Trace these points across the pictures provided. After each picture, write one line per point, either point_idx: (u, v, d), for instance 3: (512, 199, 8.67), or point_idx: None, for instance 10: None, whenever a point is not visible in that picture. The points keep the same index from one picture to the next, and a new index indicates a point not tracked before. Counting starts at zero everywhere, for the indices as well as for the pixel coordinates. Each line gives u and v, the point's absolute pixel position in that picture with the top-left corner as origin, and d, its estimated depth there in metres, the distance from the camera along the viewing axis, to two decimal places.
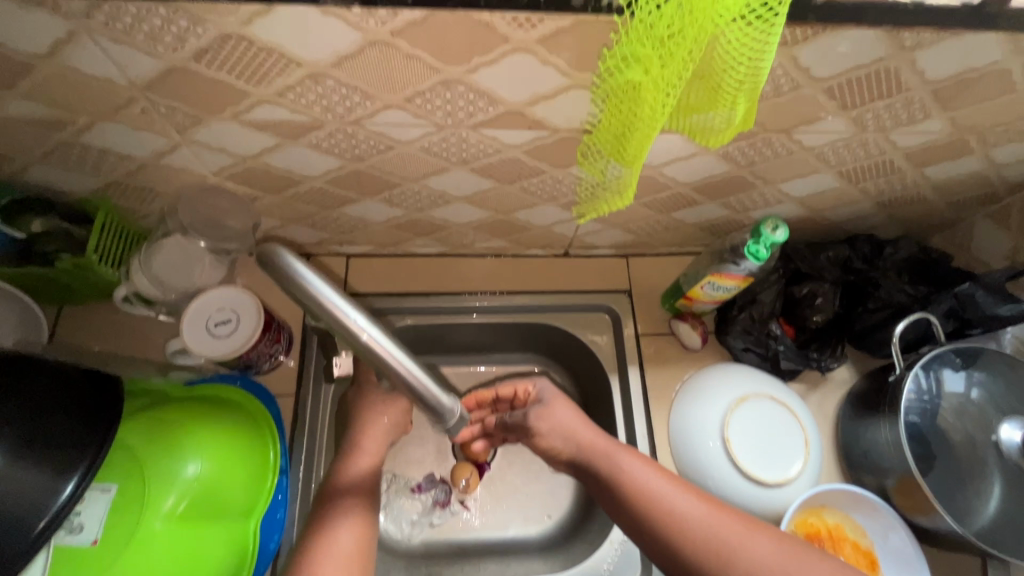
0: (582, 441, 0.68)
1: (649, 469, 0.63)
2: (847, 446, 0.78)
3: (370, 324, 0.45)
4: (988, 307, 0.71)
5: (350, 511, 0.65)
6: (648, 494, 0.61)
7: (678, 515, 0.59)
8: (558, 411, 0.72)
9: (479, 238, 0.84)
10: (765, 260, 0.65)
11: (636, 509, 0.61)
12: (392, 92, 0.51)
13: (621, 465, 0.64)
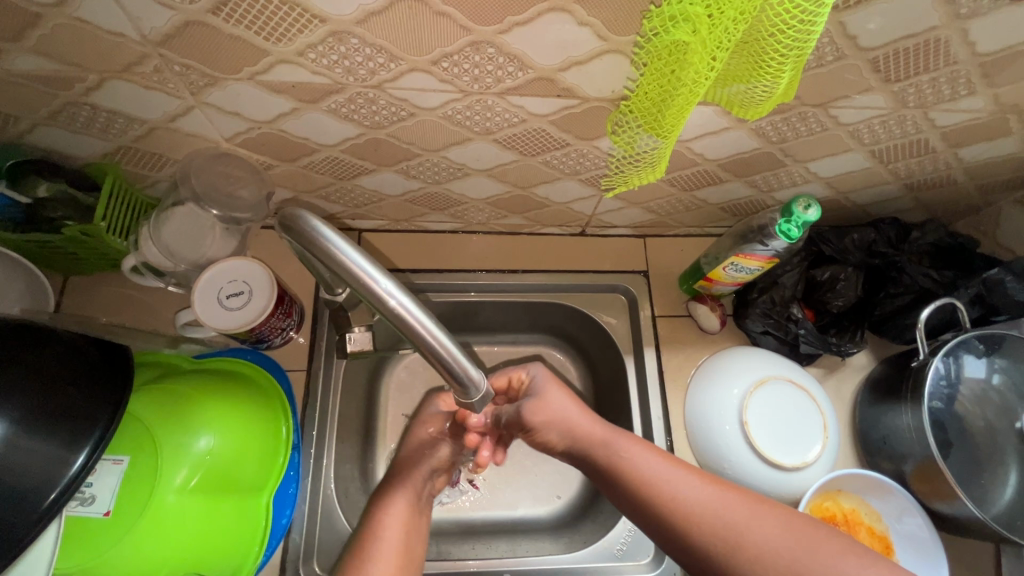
0: (582, 431, 0.66)
1: (652, 456, 0.61)
2: (864, 431, 0.77)
3: (398, 290, 0.44)
4: (1016, 294, 0.70)
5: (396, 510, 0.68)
6: (653, 480, 0.59)
7: (683, 501, 0.57)
8: (555, 400, 0.69)
9: (496, 215, 0.82)
10: (798, 240, 0.63)
11: (641, 496, 0.59)
12: (418, 54, 0.49)
13: (623, 453, 0.63)
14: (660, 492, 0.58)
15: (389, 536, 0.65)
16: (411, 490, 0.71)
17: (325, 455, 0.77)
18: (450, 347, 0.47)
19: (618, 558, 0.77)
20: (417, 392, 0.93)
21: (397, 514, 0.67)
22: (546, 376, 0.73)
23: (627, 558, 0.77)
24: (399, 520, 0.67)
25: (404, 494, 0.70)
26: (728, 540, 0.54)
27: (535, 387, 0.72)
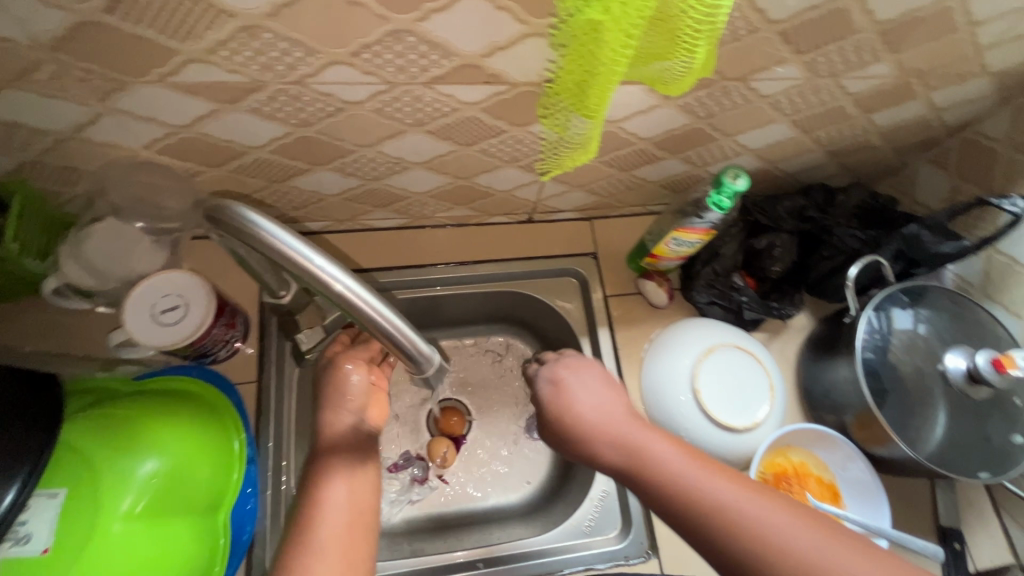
0: (602, 422, 0.60)
1: (702, 467, 0.53)
2: (807, 388, 0.81)
3: (343, 275, 0.43)
4: (931, 246, 0.74)
5: (338, 481, 0.59)
6: (675, 471, 0.53)
7: (701, 496, 0.51)
8: (574, 398, 0.63)
9: (441, 207, 0.82)
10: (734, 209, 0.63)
11: (660, 489, 0.53)
12: (337, 46, 0.48)
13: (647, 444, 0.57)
14: (678, 483, 0.52)
15: (323, 532, 0.55)
16: (351, 473, 0.60)
17: (290, 466, 0.75)
18: (407, 331, 0.48)
19: (587, 534, 0.76)
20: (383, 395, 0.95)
21: (334, 509, 0.57)
22: (567, 379, 0.65)
23: (594, 534, 0.76)
24: (338, 518, 0.56)
25: (339, 485, 0.58)
26: (750, 540, 0.47)
27: (547, 391, 0.65)
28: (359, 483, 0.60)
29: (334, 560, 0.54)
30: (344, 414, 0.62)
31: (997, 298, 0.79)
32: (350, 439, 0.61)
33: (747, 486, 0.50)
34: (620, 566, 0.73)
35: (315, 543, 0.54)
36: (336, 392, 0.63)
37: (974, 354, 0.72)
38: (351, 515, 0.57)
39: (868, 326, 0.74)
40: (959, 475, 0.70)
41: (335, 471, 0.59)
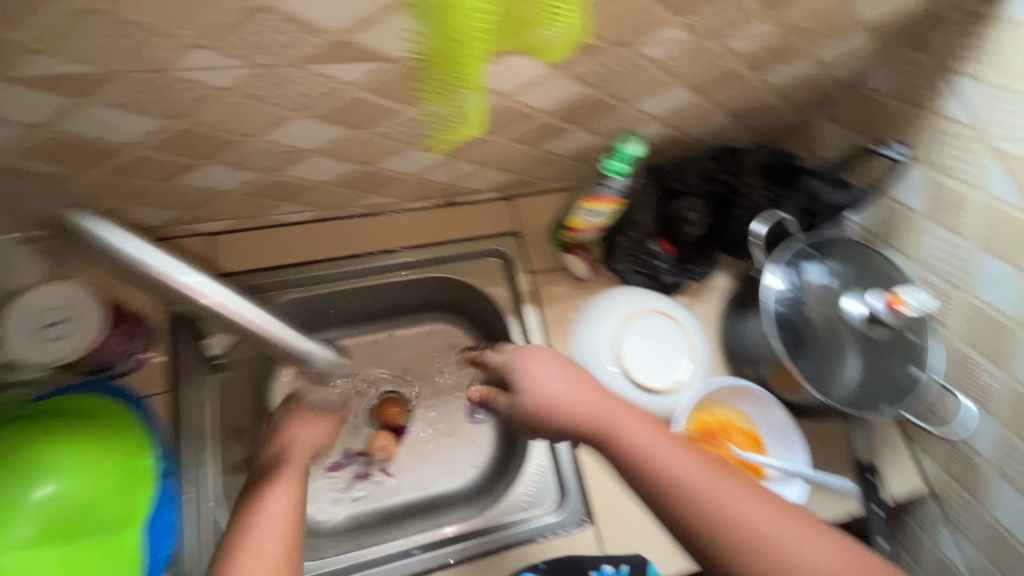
0: (582, 405, 0.60)
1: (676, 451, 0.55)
2: (728, 344, 0.84)
3: (209, 284, 0.41)
4: (827, 195, 0.79)
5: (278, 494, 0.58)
6: (656, 456, 0.55)
7: (677, 481, 0.53)
8: (544, 385, 0.62)
9: (352, 196, 0.79)
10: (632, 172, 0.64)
11: (642, 474, 0.55)
12: (191, 28, 0.45)
13: (629, 429, 0.58)
14: (659, 468, 0.54)
15: (264, 532, 0.54)
16: (298, 485, 0.60)
17: (209, 480, 0.71)
18: (285, 336, 0.47)
19: (525, 508, 0.76)
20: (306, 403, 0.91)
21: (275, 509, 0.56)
22: (537, 367, 0.63)
23: (531, 506, 0.77)
24: (276, 521, 0.55)
25: (280, 489, 0.59)
26: (724, 524, 0.50)
27: (523, 375, 0.63)
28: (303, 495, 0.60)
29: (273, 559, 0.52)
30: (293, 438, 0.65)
31: (897, 246, 0.82)
32: (298, 459, 0.63)
33: (715, 471, 0.54)
34: (558, 536, 0.74)
35: (255, 542, 0.53)
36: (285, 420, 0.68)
37: (868, 295, 0.74)
38: (291, 514, 0.57)
39: (774, 280, 0.76)
40: (867, 412, 0.74)
41: (277, 487, 0.59)
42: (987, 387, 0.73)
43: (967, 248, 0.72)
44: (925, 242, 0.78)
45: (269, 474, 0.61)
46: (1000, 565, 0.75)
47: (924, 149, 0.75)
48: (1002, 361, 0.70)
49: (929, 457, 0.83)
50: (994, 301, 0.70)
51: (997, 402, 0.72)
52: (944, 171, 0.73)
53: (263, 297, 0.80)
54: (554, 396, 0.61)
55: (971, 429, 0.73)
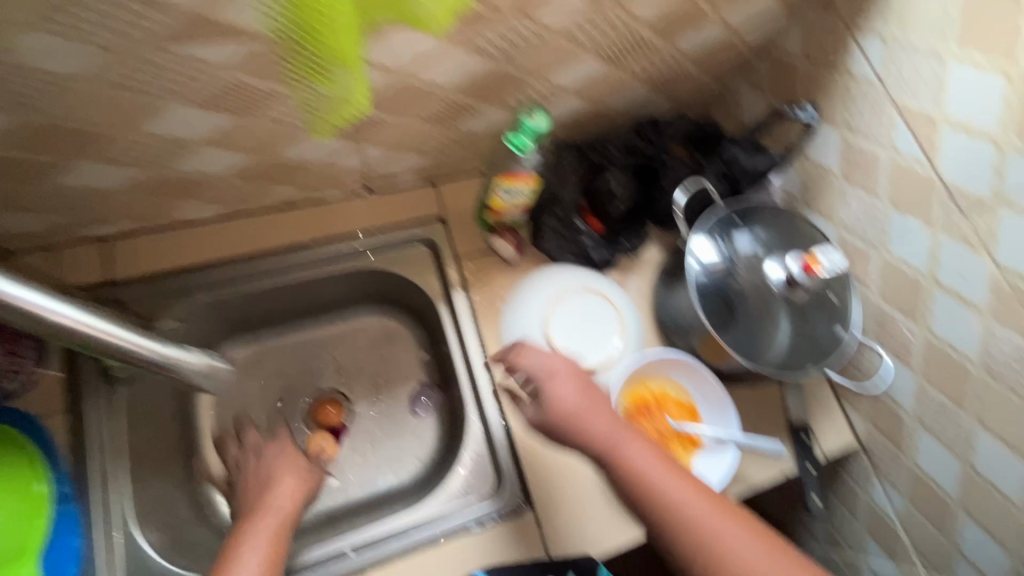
0: (593, 425, 0.62)
1: (677, 480, 0.58)
2: (661, 317, 0.84)
3: (47, 299, 0.45)
4: (745, 160, 0.79)
5: (252, 552, 0.63)
6: (652, 482, 0.58)
7: (667, 504, 0.57)
8: (563, 399, 0.63)
9: (256, 189, 0.75)
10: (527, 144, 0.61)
11: (636, 497, 0.59)
12: (9, 6, 0.41)
13: (629, 454, 0.60)
14: (652, 494, 0.58)
15: (250, 555, 0.63)
16: (294, 502, 0.73)
17: (118, 510, 0.68)
18: (128, 340, 0.54)
19: (460, 497, 0.75)
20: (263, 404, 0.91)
21: (258, 546, 0.64)
22: (557, 378, 0.65)
23: (470, 495, 0.76)
24: (263, 545, 0.65)
25: (273, 518, 0.69)
26: (708, 553, 0.55)
27: (547, 387, 0.64)
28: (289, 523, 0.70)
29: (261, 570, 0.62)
30: (282, 473, 0.76)
31: (817, 206, 0.83)
32: (295, 478, 0.76)
33: (710, 498, 0.58)
34: (496, 522, 0.73)
35: (244, 557, 0.63)
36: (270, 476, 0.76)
37: (786, 259, 0.75)
38: (273, 540, 0.66)
39: (697, 248, 0.76)
40: (795, 374, 0.74)
41: (256, 547, 0.64)
42: (904, 341, 0.75)
43: (879, 207, 0.73)
44: (843, 202, 0.78)
45: (261, 506, 0.71)
46: (924, 510, 0.79)
47: (835, 109, 0.75)
48: (916, 315, 0.72)
49: (857, 412, 0.85)
50: (906, 257, 0.71)
51: (914, 354, 0.74)
52: (855, 131, 0.73)
53: (171, 303, 0.76)
54: (578, 408, 0.62)
55: (888, 381, 0.78)
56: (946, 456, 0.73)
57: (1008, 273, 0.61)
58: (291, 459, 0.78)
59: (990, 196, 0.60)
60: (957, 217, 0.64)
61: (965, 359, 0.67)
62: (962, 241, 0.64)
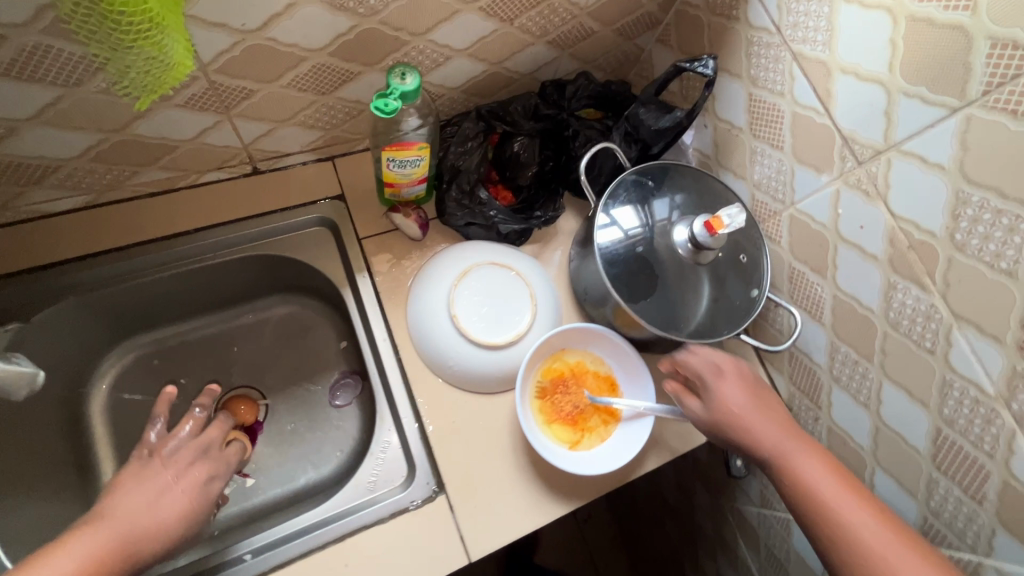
0: (760, 433, 0.64)
1: (858, 506, 0.57)
2: (575, 288, 0.81)
3: None
4: (653, 122, 0.74)
5: (81, 547, 0.52)
6: (820, 492, 0.59)
7: (845, 527, 0.56)
8: (730, 406, 0.66)
9: (121, 172, 0.68)
10: (392, 114, 0.54)
11: (803, 504, 0.59)
12: None
13: (795, 460, 0.62)
14: (821, 504, 0.58)
15: (53, 567, 0.50)
16: (154, 541, 0.57)
17: None
18: None
19: (370, 490, 0.72)
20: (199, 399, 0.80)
21: (69, 562, 0.51)
22: (723, 387, 0.68)
23: (380, 486, 0.72)
24: (77, 557, 0.51)
25: (109, 536, 0.54)
26: None
27: (714, 387, 0.68)
28: (126, 553, 0.54)
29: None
30: (171, 493, 0.61)
31: (729, 166, 0.81)
32: (180, 518, 0.60)
33: (891, 529, 0.55)
34: (407, 512, 0.70)
35: (38, 570, 0.49)
36: (157, 486, 0.61)
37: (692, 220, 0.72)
38: (93, 562, 0.52)
39: (604, 220, 0.74)
40: (708, 339, 0.73)
41: (88, 547, 0.52)
42: (815, 298, 0.74)
43: (785, 162, 0.71)
44: (753, 160, 0.76)
45: (103, 509, 0.57)
46: (842, 465, 0.79)
47: (739, 63, 0.72)
48: (825, 271, 0.71)
49: (780, 373, 0.85)
50: (811, 212, 0.70)
51: (824, 311, 0.73)
52: (758, 84, 0.70)
53: (36, 306, 0.70)
54: (738, 413, 0.66)
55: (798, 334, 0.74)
56: (859, 411, 0.73)
57: (902, 223, 0.59)
58: (194, 500, 0.62)
59: (882, 144, 0.59)
60: (854, 167, 0.62)
61: (870, 313, 0.66)
62: (860, 192, 0.63)
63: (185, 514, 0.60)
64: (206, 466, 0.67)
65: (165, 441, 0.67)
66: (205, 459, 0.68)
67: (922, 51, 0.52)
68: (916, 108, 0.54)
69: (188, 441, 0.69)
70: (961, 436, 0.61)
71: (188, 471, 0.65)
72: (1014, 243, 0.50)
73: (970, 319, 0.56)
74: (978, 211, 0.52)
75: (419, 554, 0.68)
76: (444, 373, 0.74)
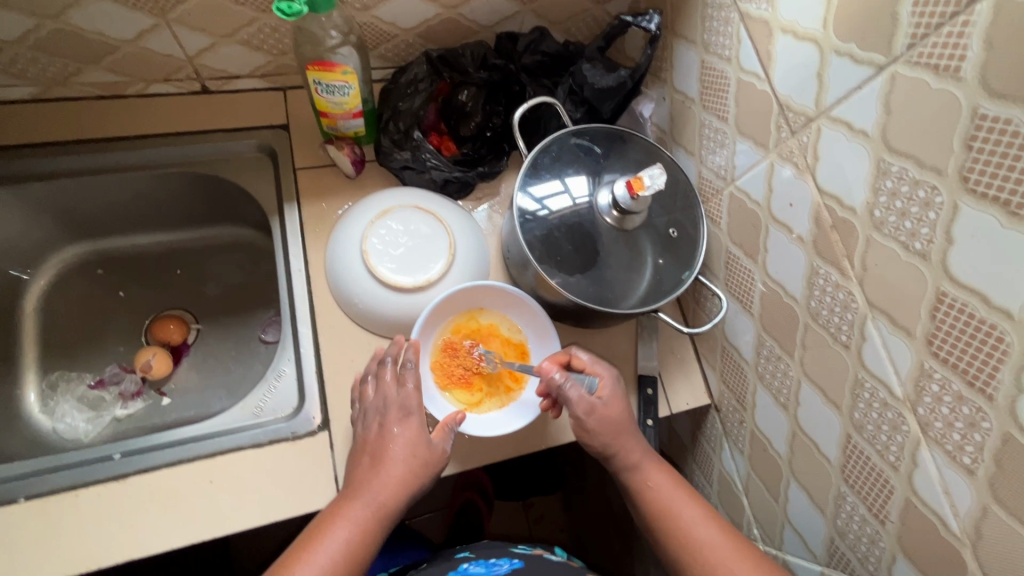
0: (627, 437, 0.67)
1: (702, 514, 0.63)
2: (503, 247, 0.77)
3: None
4: (595, 80, 0.74)
5: (342, 528, 0.58)
6: (665, 501, 0.64)
7: (684, 530, 0.62)
8: (609, 405, 0.67)
9: (64, 66, 0.71)
10: (291, 15, 0.55)
11: (650, 510, 0.65)
12: None
13: (650, 472, 0.67)
14: (665, 510, 0.64)
15: (327, 551, 0.56)
16: (398, 498, 0.61)
17: None
18: None
19: (256, 415, 0.71)
20: (344, 301, 0.73)
21: (336, 544, 0.56)
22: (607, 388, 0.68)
23: (266, 414, 0.72)
24: (343, 538, 0.57)
25: (364, 509, 0.59)
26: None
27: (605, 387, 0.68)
28: (382, 517, 0.60)
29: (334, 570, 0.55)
30: (393, 454, 0.62)
31: (681, 142, 0.77)
32: (411, 470, 0.62)
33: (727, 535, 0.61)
34: (285, 442, 0.68)
35: (316, 555, 0.56)
36: (381, 456, 0.62)
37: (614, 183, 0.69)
38: (361, 535, 0.58)
39: (555, 186, 0.71)
40: (624, 308, 0.69)
41: (344, 522, 0.58)
42: (747, 286, 0.68)
43: (728, 135, 0.67)
44: (701, 136, 0.72)
45: (354, 483, 0.61)
46: (762, 475, 0.72)
47: (695, 28, 0.69)
48: (757, 256, 0.66)
49: (712, 370, 0.79)
50: (748, 189, 0.65)
51: (753, 301, 0.68)
52: (709, 50, 0.67)
53: None
54: (621, 427, 0.67)
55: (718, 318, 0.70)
56: (779, 414, 0.67)
57: (827, 199, 0.54)
58: (422, 449, 0.63)
59: (813, 110, 0.54)
60: (787, 138, 0.58)
61: (793, 301, 0.61)
62: (792, 165, 0.58)
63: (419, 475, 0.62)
64: (416, 419, 0.64)
65: (370, 395, 0.66)
66: (412, 413, 0.64)
67: (853, 4, 0.48)
68: (846, 68, 0.50)
69: (386, 385, 0.65)
70: (870, 445, 0.55)
71: (403, 428, 0.63)
72: (929, 220, 0.45)
73: (884, 309, 0.50)
74: (896, 182, 0.47)
75: (289, 486, 0.67)
76: (349, 310, 0.73)
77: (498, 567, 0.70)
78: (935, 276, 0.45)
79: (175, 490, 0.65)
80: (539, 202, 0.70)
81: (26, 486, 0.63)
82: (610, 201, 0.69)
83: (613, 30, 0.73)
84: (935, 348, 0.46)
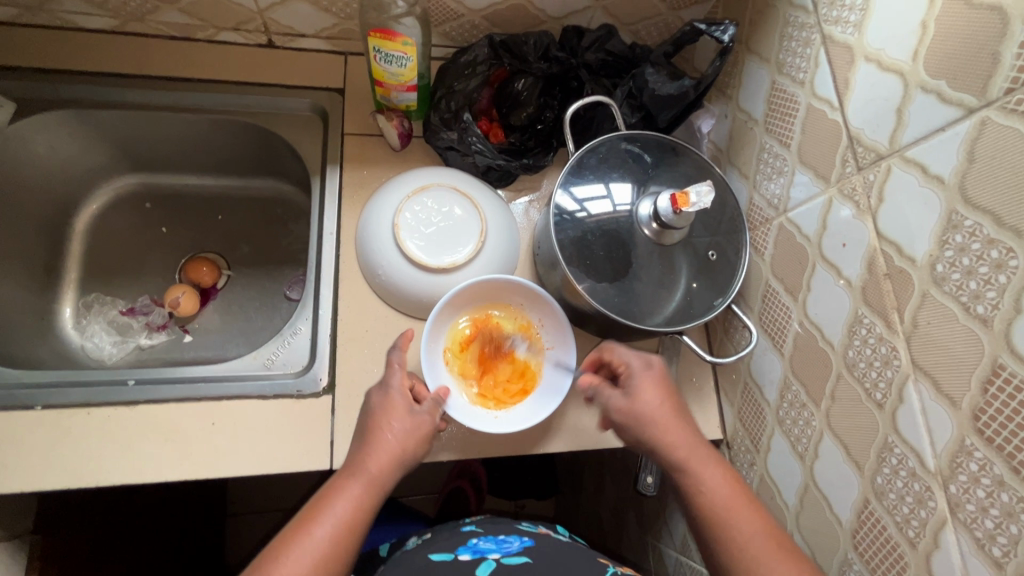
0: (670, 438, 0.60)
1: (753, 530, 0.54)
2: (535, 243, 0.75)
3: None
4: (655, 85, 0.72)
5: (337, 503, 0.55)
6: (715, 509, 0.56)
7: (734, 546, 0.54)
8: (638, 399, 0.62)
9: (144, 3, 0.74)
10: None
11: (705, 518, 0.56)
12: None
13: (702, 466, 0.58)
14: (718, 522, 0.55)
15: (322, 532, 0.53)
16: (392, 472, 0.58)
17: None
18: None
19: (266, 367, 0.72)
20: (369, 273, 0.73)
21: (330, 524, 0.54)
22: (632, 383, 0.63)
23: (276, 367, 0.72)
24: (339, 512, 0.55)
25: (358, 484, 0.56)
26: None
27: (634, 382, 0.63)
28: (376, 491, 0.57)
29: (331, 544, 0.53)
30: (382, 429, 0.59)
31: (735, 163, 0.74)
32: (404, 446, 0.59)
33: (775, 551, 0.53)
34: (288, 398, 0.69)
35: (311, 536, 0.53)
36: (372, 431, 0.59)
37: (659, 194, 0.66)
38: (357, 510, 0.55)
39: (599, 189, 0.68)
40: (646, 323, 0.67)
41: (342, 497, 0.56)
42: (781, 323, 0.65)
43: (788, 163, 0.63)
44: (759, 160, 0.69)
45: (350, 458, 0.59)
46: None
47: (771, 45, 0.65)
48: (798, 293, 0.62)
49: (730, 405, 0.75)
50: (800, 222, 0.61)
51: (786, 340, 0.64)
52: (782, 71, 0.63)
53: (41, 106, 0.76)
54: (648, 420, 0.61)
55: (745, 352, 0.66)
56: (793, 462, 0.63)
57: (884, 244, 0.50)
58: (411, 427, 0.60)
59: (885, 148, 0.50)
60: (852, 173, 0.54)
61: (829, 348, 0.57)
62: (854, 205, 0.54)
63: (411, 450, 0.59)
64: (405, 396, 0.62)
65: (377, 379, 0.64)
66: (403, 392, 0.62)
67: (948, 38, 0.44)
68: (931, 106, 0.46)
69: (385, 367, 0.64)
70: (888, 514, 0.51)
71: (394, 404, 0.61)
72: (997, 283, 0.40)
73: (929, 372, 0.46)
74: (967, 238, 0.43)
75: (284, 442, 0.67)
76: (371, 277, 0.73)
77: (508, 544, 0.65)
78: (993, 345, 0.41)
79: (179, 426, 0.66)
80: (580, 202, 0.68)
81: (44, 395, 0.66)
82: (650, 211, 0.66)
83: (682, 37, 0.70)
84: (980, 424, 0.42)
